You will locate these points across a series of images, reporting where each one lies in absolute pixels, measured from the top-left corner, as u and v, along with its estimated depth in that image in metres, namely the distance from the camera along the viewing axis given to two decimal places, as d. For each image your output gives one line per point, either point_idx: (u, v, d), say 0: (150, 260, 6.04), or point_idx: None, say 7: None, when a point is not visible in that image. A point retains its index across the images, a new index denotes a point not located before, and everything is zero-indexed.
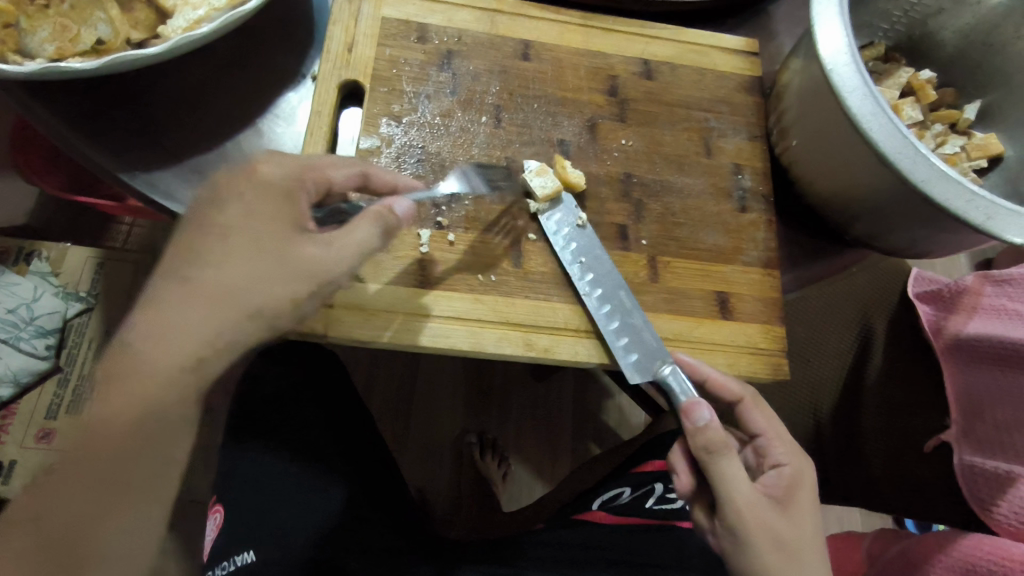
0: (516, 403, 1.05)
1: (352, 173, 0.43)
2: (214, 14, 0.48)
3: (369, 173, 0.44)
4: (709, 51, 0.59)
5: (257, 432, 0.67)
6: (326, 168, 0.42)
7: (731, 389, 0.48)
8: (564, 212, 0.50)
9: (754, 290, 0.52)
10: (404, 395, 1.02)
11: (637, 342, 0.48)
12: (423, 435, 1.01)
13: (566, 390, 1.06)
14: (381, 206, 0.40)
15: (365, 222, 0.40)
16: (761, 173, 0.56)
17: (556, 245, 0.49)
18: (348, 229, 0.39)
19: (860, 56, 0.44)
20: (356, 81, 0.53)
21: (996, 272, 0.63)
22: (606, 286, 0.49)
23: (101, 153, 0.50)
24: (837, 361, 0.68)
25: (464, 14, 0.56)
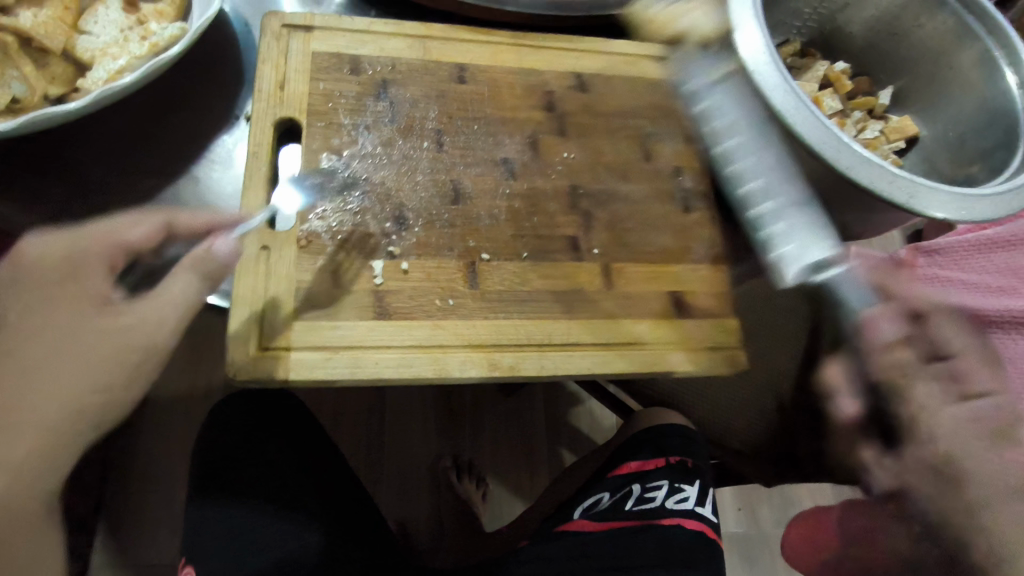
0: (489, 423, 1.04)
1: (154, 227, 0.41)
2: (135, 62, 0.47)
3: (173, 222, 0.42)
4: (637, 61, 0.61)
5: (219, 488, 0.65)
6: (123, 230, 0.40)
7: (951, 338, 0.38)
8: (704, 68, 0.46)
9: (705, 287, 0.54)
10: (373, 429, 1.01)
11: (795, 231, 0.41)
12: (399, 466, 1.00)
13: (537, 404, 1.07)
14: (198, 251, 0.39)
15: (185, 272, 0.39)
16: (700, 173, 0.58)
17: (704, 95, 0.46)
18: (166, 282, 0.38)
19: (777, 55, 0.46)
20: (292, 117, 0.52)
21: (924, 245, 0.68)
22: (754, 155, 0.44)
23: (25, 213, 0.48)
24: (787, 345, 0.71)
25: (395, 42, 0.56)
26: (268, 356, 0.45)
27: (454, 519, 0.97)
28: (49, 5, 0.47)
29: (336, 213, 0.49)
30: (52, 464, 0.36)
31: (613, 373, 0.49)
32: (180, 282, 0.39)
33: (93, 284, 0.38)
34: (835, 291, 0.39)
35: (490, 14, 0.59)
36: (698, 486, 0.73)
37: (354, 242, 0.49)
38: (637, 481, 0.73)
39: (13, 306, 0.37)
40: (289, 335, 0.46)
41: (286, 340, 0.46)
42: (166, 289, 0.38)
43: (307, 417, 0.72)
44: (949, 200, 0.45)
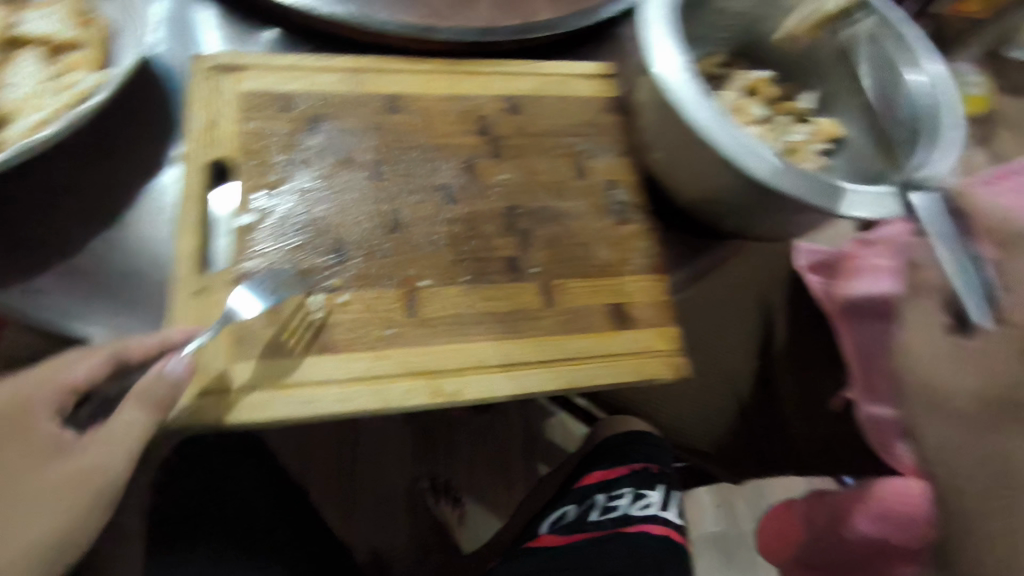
0: (463, 445, 1.04)
1: (97, 364, 0.44)
2: (57, 113, 0.48)
3: (118, 353, 0.45)
4: (568, 80, 0.63)
5: (177, 534, 0.66)
6: (69, 371, 0.44)
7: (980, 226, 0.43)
8: (669, 71, 0.49)
9: (644, 296, 0.55)
10: (344, 458, 1.00)
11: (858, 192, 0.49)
12: (373, 494, 1.00)
13: (513, 420, 1.06)
14: (149, 378, 0.43)
15: (131, 404, 0.42)
16: (635, 186, 0.60)
17: (681, 97, 0.48)
18: (116, 415, 0.42)
19: (692, 71, 0.49)
20: (224, 157, 0.53)
21: (867, 237, 0.71)
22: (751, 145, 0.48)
23: None
24: (742, 350, 0.70)
25: (326, 77, 0.57)
26: (208, 399, 0.46)
27: (431, 536, 0.99)
28: None
29: (272, 251, 0.50)
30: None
31: (557, 389, 0.50)
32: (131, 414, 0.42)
33: (44, 431, 0.42)
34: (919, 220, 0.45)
35: (421, 46, 0.62)
36: (662, 491, 0.74)
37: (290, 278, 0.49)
38: (600, 491, 0.76)
39: None
40: (228, 377, 0.46)
41: (224, 383, 0.46)
42: (114, 427, 0.42)
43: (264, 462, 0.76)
44: (871, 199, 0.48)
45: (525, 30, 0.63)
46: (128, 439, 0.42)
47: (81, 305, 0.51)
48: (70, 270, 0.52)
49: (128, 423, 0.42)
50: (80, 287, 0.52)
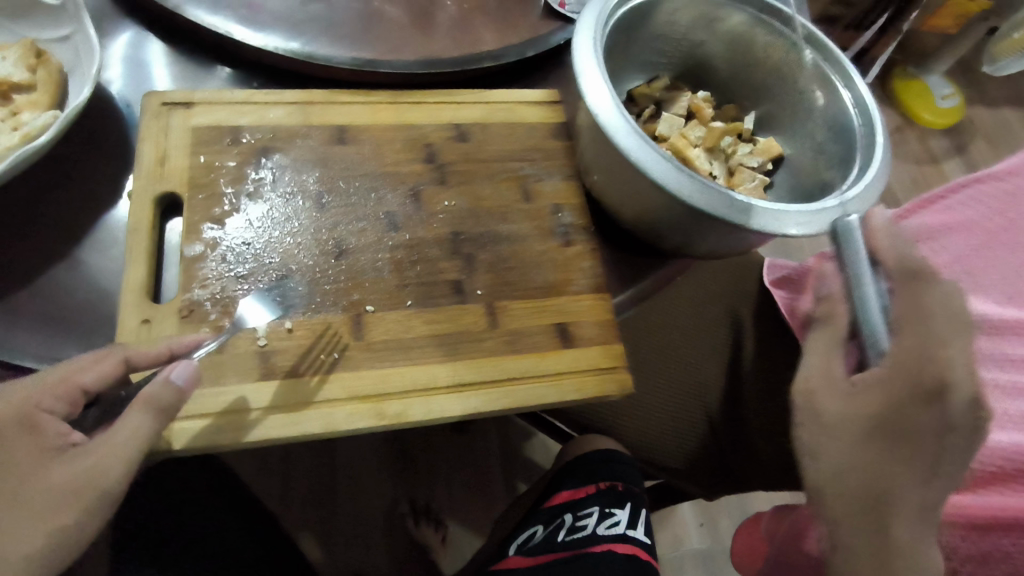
0: (444, 467, 1.06)
1: (109, 365, 0.44)
2: (6, 153, 0.49)
3: (130, 358, 0.45)
4: (514, 107, 0.65)
5: (148, 554, 0.68)
6: (77, 374, 0.43)
7: (889, 260, 0.44)
8: (600, 103, 0.50)
9: (588, 316, 0.56)
10: (321, 487, 1.00)
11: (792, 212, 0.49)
12: (352, 521, 0.99)
13: (493, 443, 1.10)
14: (156, 383, 0.42)
15: (138, 409, 0.42)
16: (580, 209, 0.61)
17: (612, 129, 0.49)
18: (121, 420, 0.42)
19: (620, 100, 0.50)
20: (173, 191, 0.54)
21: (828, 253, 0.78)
22: (681, 173, 0.49)
23: None
24: (716, 357, 0.76)
25: (277, 110, 0.59)
26: None
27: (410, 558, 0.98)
28: None
29: (218, 280, 0.51)
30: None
31: (499, 409, 0.51)
32: (134, 419, 0.42)
33: (48, 432, 0.41)
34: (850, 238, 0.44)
35: (370, 78, 0.63)
36: (628, 511, 0.74)
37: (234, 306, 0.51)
38: (568, 511, 0.75)
39: None
40: None
41: None
42: (115, 431, 0.42)
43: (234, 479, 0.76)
44: (802, 215, 0.49)
45: (473, 61, 0.65)
46: (127, 445, 0.41)
47: (48, 339, 0.49)
48: (5, 309, 0.49)
49: (128, 427, 0.42)
50: (11, 321, 0.49)
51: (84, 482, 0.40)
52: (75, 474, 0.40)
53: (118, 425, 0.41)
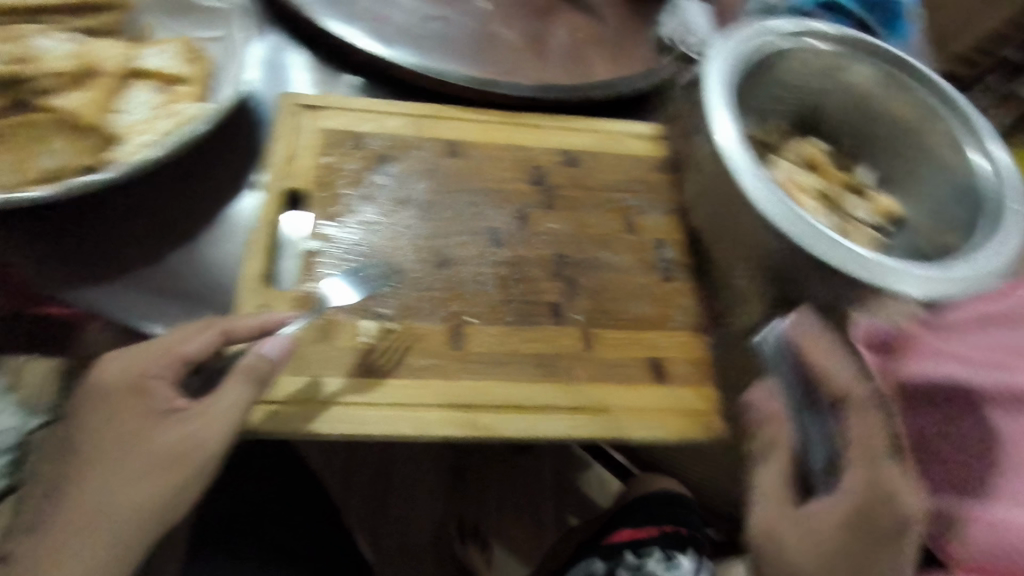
0: (495, 489, 1.05)
1: (208, 339, 0.46)
2: (161, 138, 0.53)
3: (228, 330, 0.46)
4: (624, 138, 0.66)
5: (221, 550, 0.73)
6: (180, 344, 0.45)
7: (844, 381, 0.46)
8: (725, 139, 0.51)
9: (685, 354, 0.55)
10: (375, 493, 1.02)
11: (908, 272, 0.48)
12: (399, 536, 1.00)
13: (545, 467, 1.06)
14: (256, 357, 0.45)
15: (240, 380, 0.45)
16: (683, 245, 0.60)
17: (736, 165, 0.50)
18: (223, 392, 0.44)
19: (747, 140, 0.51)
20: (297, 187, 0.57)
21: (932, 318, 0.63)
22: (800, 217, 0.49)
23: (47, 266, 0.52)
24: None
25: (396, 120, 0.61)
26: (261, 409, 0.48)
27: None
28: (92, 88, 0.53)
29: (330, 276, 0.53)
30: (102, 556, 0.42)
31: (590, 435, 0.51)
32: (236, 390, 0.44)
33: (155, 397, 0.44)
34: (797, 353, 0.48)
35: (487, 98, 0.65)
36: (699, 560, 0.72)
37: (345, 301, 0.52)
38: (629, 550, 0.74)
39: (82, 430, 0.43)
40: (281, 387, 0.49)
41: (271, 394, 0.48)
42: (219, 403, 0.44)
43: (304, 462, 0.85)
44: (931, 280, 0.49)
45: (587, 88, 0.66)
46: (228, 413, 0.44)
47: (172, 315, 0.53)
48: (141, 280, 0.54)
49: (230, 399, 0.44)
50: (147, 294, 0.53)
51: (185, 449, 0.43)
52: (180, 444, 0.43)
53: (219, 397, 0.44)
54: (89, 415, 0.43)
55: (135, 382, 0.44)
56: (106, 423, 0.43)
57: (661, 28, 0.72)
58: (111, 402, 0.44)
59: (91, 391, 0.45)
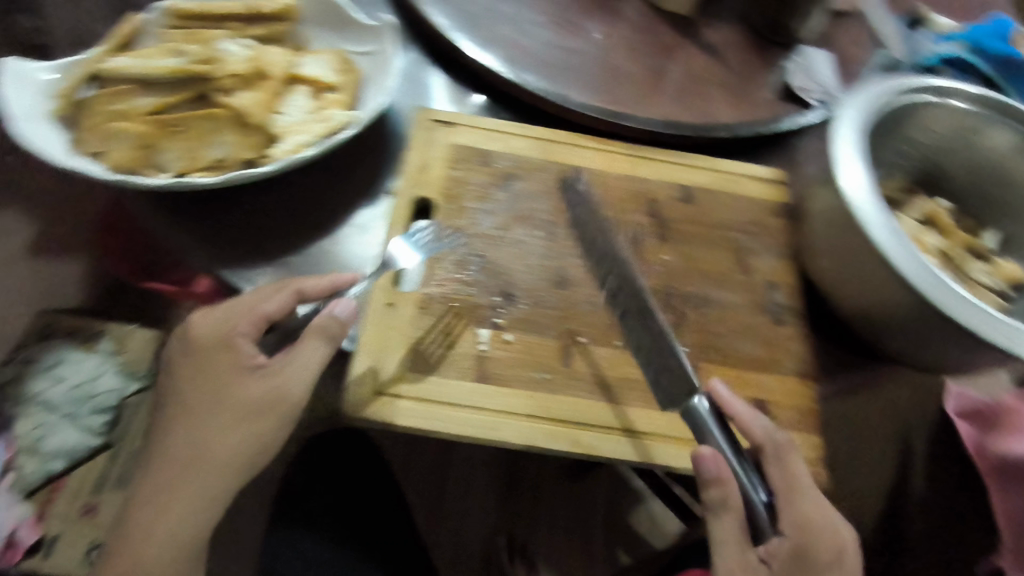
0: (548, 508, 1.11)
1: (283, 298, 0.49)
2: (314, 139, 0.58)
3: (300, 289, 0.50)
4: (741, 179, 0.66)
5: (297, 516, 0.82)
6: (261, 304, 0.49)
7: (756, 433, 0.49)
8: (854, 188, 0.51)
9: (792, 399, 0.55)
10: (433, 493, 1.11)
11: None
12: (454, 541, 1.08)
13: (598, 495, 1.12)
14: (324, 316, 0.48)
15: (313, 337, 0.48)
16: (795, 290, 0.61)
17: (866, 217, 0.50)
18: (298, 350, 0.48)
19: (878, 192, 0.51)
20: (428, 197, 0.60)
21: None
22: (930, 273, 0.48)
23: (198, 245, 0.57)
24: None
25: (521, 142, 0.64)
26: (381, 400, 0.50)
27: None
28: (259, 89, 0.58)
29: (452, 282, 0.56)
30: (197, 484, 0.47)
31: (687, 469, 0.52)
32: (312, 347, 0.48)
33: (241, 350, 0.48)
34: (697, 420, 0.46)
35: (612, 130, 0.68)
36: None
37: (466, 310, 0.55)
38: None
39: (181, 380, 0.49)
40: (400, 382, 0.51)
41: (394, 388, 0.51)
42: (297, 357, 0.48)
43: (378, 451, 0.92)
44: None
45: (712, 127, 0.68)
46: (307, 368, 0.48)
47: None
48: (281, 264, 0.57)
49: (307, 354, 0.48)
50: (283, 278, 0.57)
51: (272, 398, 0.47)
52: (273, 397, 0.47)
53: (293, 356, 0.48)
54: (188, 368, 0.49)
55: (218, 335, 0.49)
56: (201, 374, 0.48)
57: (787, 75, 0.74)
58: (206, 355, 0.49)
59: (189, 347, 0.50)
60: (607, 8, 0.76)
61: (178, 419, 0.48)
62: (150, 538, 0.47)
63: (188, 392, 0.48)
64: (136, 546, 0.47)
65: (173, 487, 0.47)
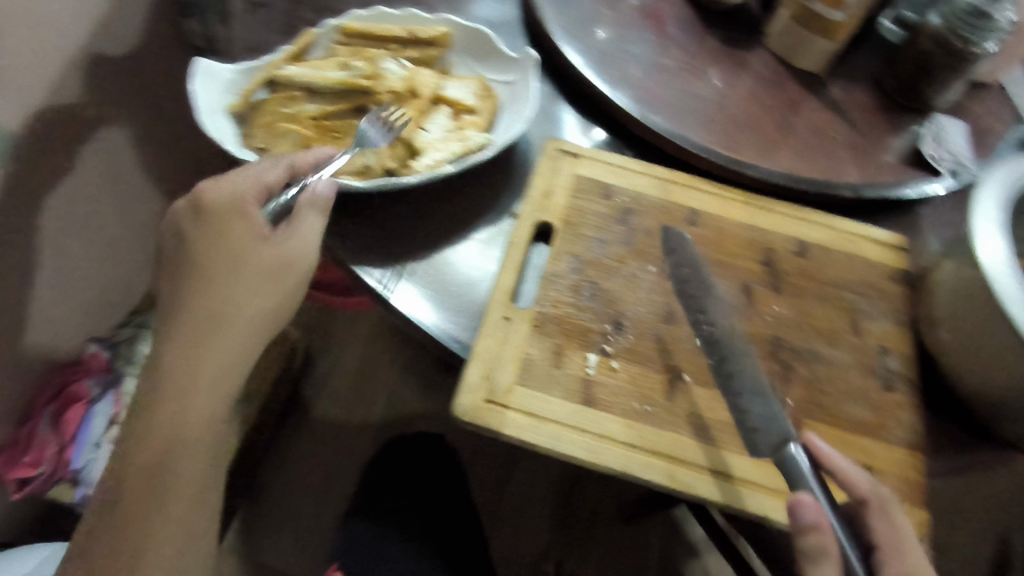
0: (601, 535, 1.15)
1: (280, 168, 0.56)
2: (453, 156, 0.62)
3: (294, 164, 0.57)
4: (860, 240, 0.65)
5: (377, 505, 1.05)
6: (263, 175, 0.55)
7: (862, 487, 0.49)
8: (991, 260, 0.51)
9: (899, 470, 0.54)
10: (493, 499, 1.16)
11: None
12: (507, 547, 1.12)
13: (653, 535, 1.15)
14: (313, 194, 0.55)
15: (310, 211, 0.54)
16: (909, 358, 0.59)
17: (1003, 290, 0.49)
18: (300, 222, 0.54)
19: (1018, 267, 0.50)
20: (549, 222, 0.63)
21: None
22: None
23: (338, 244, 0.60)
24: None
25: (642, 180, 0.66)
26: (491, 408, 0.53)
27: None
28: (409, 107, 0.65)
29: (566, 305, 0.58)
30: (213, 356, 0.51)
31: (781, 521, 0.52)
32: (310, 220, 0.54)
33: (251, 220, 0.53)
34: (792, 466, 0.48)
35: (731, 176, 0.69)
36: None
37: (576, 334, 0.57)
38: None
39: (191, 255, 0.52)
40: (510, 395, 0.54)
41: (505, 401, 0.53)
42: (298, 230, 0.54)
43: (449, 453, 1.12)
44: None
45: (832, 186, 0.68)
46: (310, 237, 0.54)
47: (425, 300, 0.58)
48: (407, 266, 0.60)
49: (306, 227, 0.54)
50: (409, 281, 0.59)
51: (282, 265, 0.53)
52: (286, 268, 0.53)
53: (300, 227, 0.54)
54: (199, 242, 0.52)
55: (221, 208, 0.53)
56: (205, 248, 0.52)
57: (918, 141, 0.73)
58: (211, 225, 0.53)
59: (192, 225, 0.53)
60: (736, 59, 0.78)
61: (190, 290, 0.51)
62: (185, 418, 0.52)
63: (203, 261, 0.52)
64: (172, 421, 0.52)
65: (189, 360, 0.51)
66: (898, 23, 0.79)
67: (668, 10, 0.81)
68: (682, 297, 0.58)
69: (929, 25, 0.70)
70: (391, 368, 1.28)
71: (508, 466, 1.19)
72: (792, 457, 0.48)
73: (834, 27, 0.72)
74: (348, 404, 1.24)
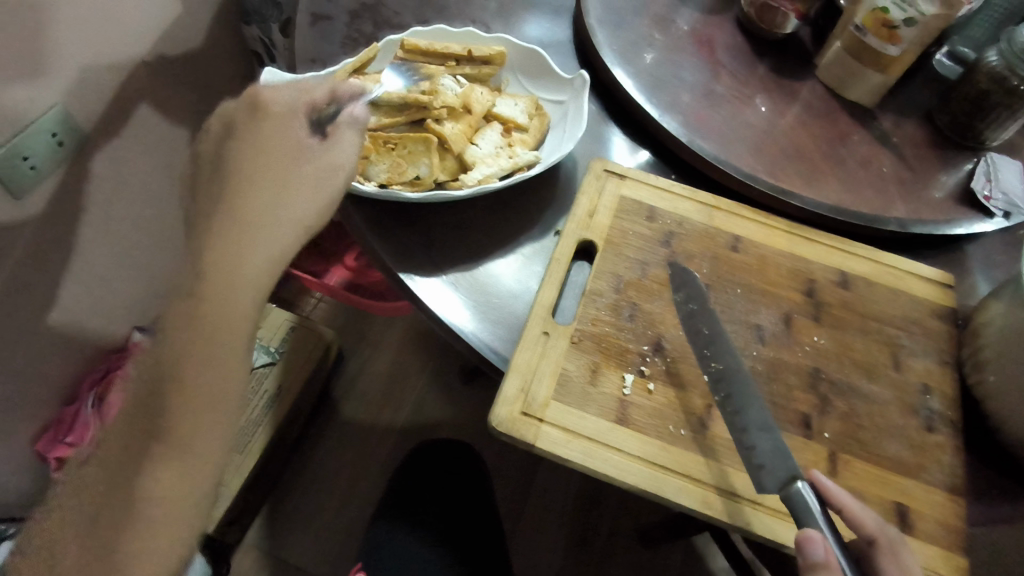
0: (619, 557, 1.14)
1: (325, 90, 0.59)
2: (502, 172, 0.64)
3: (336, 88, 0.60)
4: (906, 276, 0.65)
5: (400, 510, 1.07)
6: (310, 92, 0.59)
7: (867, 526, 0.49)
8: None
9: (938, 513, 0.53)
10: (513, 511, 1.16)
11: None
12: (524, 562, 1.12)
13: (672, 561, 1.14)
14: (348, 117, 0.59)
15: (347, 135, 0.59)
16: (952, 398, 0.58)
17: None
18: (340, 142, 0.59)
19: None
20: (592, 241, 0.64)
21: None
22: None
23: (386, 250, 0.62)
24: None
25: (687, 204, 0.67)
26: (526, 421, 0.54)
27: None
28: (461, 122, 0.67)
29: (606, 324, 0.59)
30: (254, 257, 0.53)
31: None
32: (348, 139, 0.59)
33: (297, 128, 0.57)
34: (798, 502, 0.49)
35: (776, 206, 0.69)
36: None
37: (613, 352, 0.57)
38: None
39: (239, 149, 0.55)
40: (546, 409, 0.55)
41: (541, 415, 0.54)
42: (339, 142, 0.59)
43: (472, 459, 1.13)
44: None
45: (879, 220, 0.68)
46: (348, 152, 0.59)
47: (468, 311, 0.60)
48: (451, 276, 0.62)
49: (346, 142, 0.59)
50: (453, 291, 0.61)
51: (323, 172, 0.57)
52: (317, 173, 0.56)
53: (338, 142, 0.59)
54: (249, 139, 0.55)
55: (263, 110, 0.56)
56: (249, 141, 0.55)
57: (969, 179, 0.72)
58: (263, 122, 0.56)
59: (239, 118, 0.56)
60: (786, 88, 0.78)
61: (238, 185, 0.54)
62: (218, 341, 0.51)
63: (251, 152, 0.55)
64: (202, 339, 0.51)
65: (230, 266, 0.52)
66: (954, 58, 0.82)
67: (719, 36, 0.82)
68: (691, 334, 0.58)
69: (987, 62, 0.69)
70: (421, 373, 1.29)
71: (530, 476, 1.19)
72: (798, 494, 0.49)
73: (891, 61, 0.71)
74: (377, 407, 1.26)
